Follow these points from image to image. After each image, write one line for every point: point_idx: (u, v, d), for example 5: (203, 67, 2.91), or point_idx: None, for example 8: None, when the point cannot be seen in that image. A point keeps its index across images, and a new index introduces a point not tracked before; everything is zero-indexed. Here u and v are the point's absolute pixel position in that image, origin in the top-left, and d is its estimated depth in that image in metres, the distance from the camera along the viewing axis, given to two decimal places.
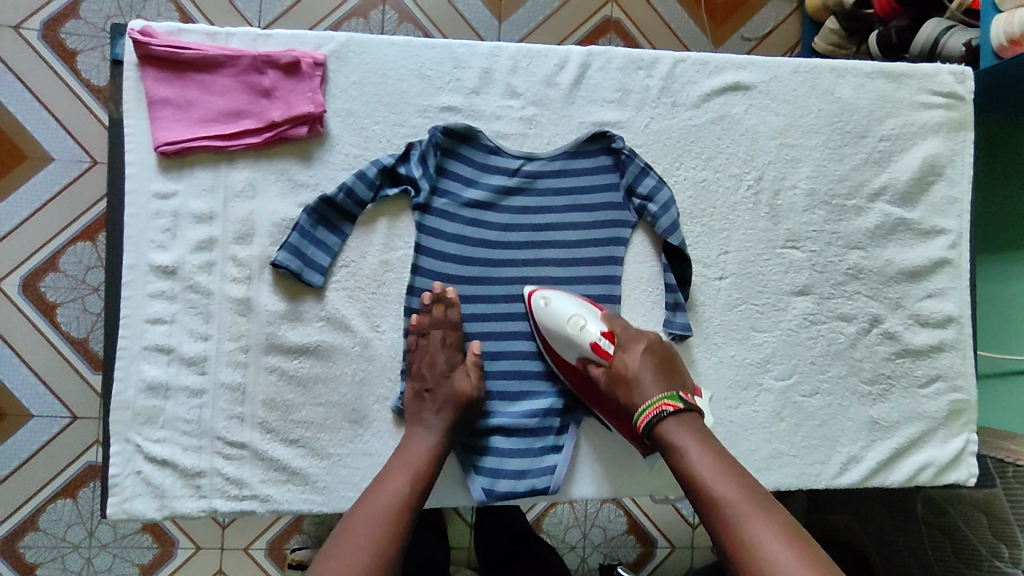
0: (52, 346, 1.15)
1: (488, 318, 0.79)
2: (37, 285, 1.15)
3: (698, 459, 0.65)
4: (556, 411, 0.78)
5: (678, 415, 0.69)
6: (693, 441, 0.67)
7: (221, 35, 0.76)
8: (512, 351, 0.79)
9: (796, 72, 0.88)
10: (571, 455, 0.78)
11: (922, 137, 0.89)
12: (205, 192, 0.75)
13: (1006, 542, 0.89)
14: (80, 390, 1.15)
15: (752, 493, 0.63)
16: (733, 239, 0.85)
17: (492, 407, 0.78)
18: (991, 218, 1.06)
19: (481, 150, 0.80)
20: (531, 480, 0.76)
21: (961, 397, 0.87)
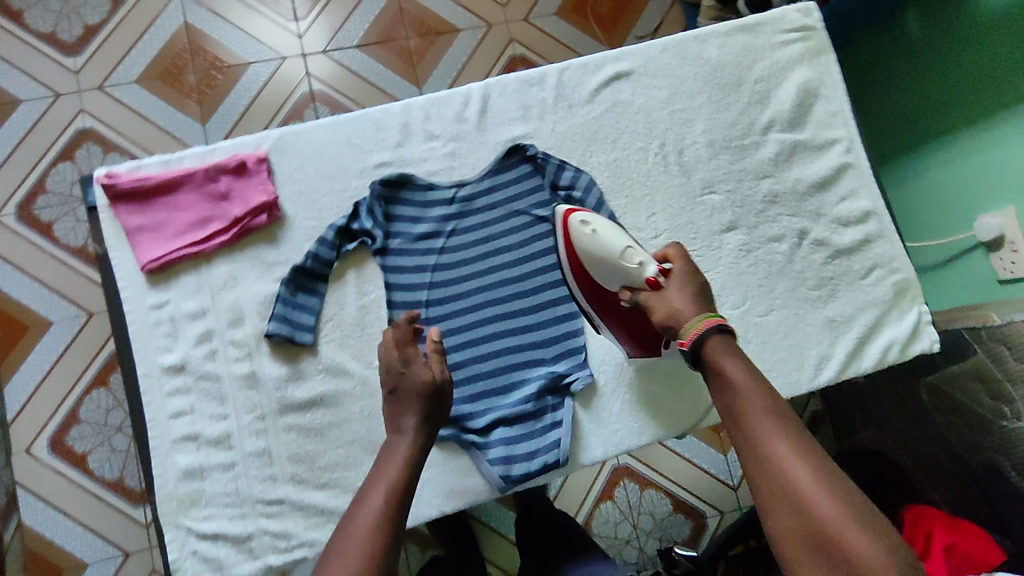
0: (90, 493, 1.23)
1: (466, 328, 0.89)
2: (64, 440, 1.24)
3: (730, 373, 0.71)
4: (546, 392, 0.87)
5: (711, 339, 0.73)
6: (729, 359, 0.71)
7: (174, 160, 0.89)
8: (493, 350, 0.89)
9: (666, 49, 1.00)
10: (572, 426, 0.87)
11: (790, 70, 1.01)
12: (193, 293, 0.86)
13: (1005, 402, 0.99)
14: (125, 525, 1.23)
15: (772, 397, 0.69)
16: (657, 201, 0.96)
17: (490, 404, 0.88)
18: None
19: (418, 190, 0.92)
20: (542, 457, 0.85)
21: (903, 276, 0.95)
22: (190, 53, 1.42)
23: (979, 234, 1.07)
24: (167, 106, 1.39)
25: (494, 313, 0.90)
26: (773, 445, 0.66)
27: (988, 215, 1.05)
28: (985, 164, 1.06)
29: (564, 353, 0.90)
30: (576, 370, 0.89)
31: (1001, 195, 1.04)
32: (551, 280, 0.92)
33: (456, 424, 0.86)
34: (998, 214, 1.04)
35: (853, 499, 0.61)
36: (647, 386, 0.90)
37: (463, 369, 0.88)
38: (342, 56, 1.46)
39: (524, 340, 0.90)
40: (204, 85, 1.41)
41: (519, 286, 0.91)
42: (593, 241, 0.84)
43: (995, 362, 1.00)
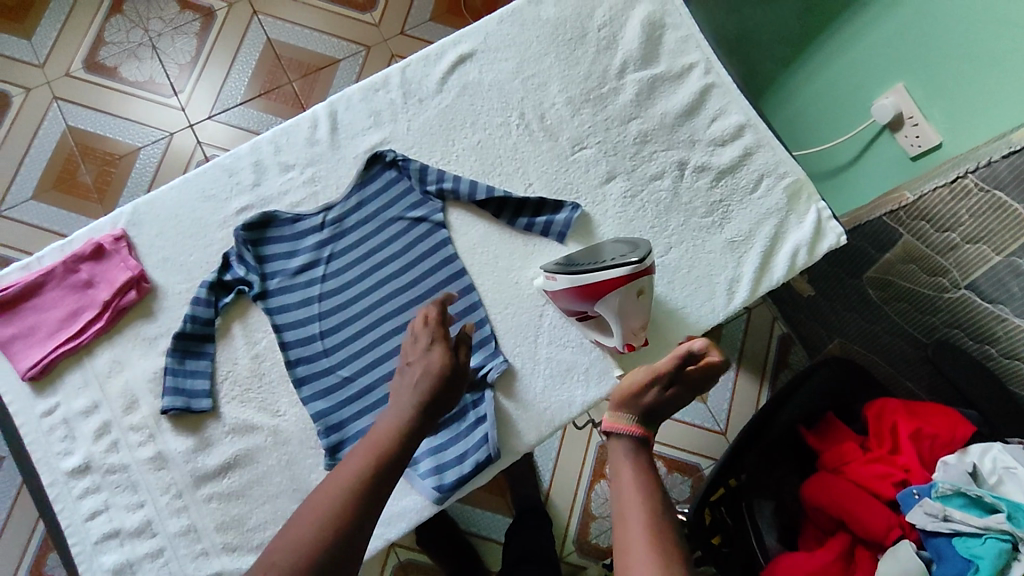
0: None
1: (365, 350, 0.85)
2: (42, 573, 1.19)
3: (622, 471, 0.66)
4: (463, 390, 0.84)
5: (624, 439, 0.68)
6: (629, 451, 0.67)
7: (33, 262, 0.86)
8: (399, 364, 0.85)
9: (504, 21, 0.98)
10: (498, 417, 0.84)
11: (631, 9, 0.99)
12: (81, 388, 0.83)
13: (943, 275, 0.94)
14: None
15: (655, 499, 0.63)
16: (530, 171, 0.93)
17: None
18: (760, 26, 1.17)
19: (285, 224, 0.89)
20: (473, 457, 0.81)
21: (792, 179, 0.93)
22: (81, 154, 1.41)
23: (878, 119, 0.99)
24: (67, 213, 1.39)
25: (392, 327, 0.87)
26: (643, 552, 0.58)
27: (880, 98, 0.98)
28: (867, 47, 1.00)
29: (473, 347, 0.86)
30: (489, 360, 0.85)
31: (886, 75, 0.98)
32: (443, 277, 0.89)
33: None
34: (890, 93, 0.97)
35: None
36: (572, 351, 0.87)
37: (373, 391, 0.84)
38: (229, 116, 1.45)
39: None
40: (102, 182, 1.40)
41: (412, 292, 0.88)
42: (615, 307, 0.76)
43: (919, 239, 0.95)
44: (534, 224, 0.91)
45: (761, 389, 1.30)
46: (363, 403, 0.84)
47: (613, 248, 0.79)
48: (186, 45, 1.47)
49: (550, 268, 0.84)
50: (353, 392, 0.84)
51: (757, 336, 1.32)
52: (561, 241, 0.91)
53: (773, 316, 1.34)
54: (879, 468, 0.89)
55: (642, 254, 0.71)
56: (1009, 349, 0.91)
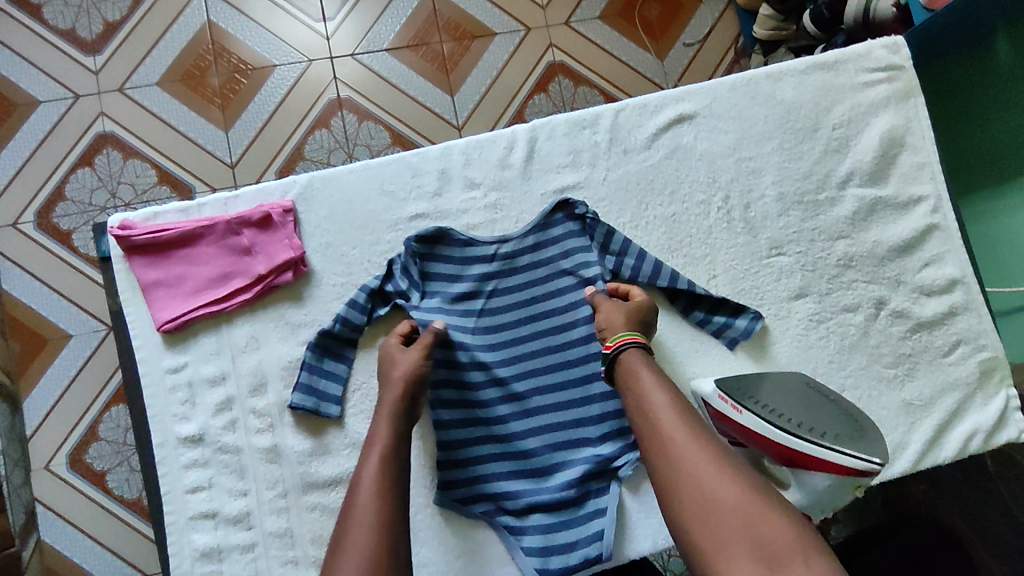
0: (109, 511, 1.20)
1: (505, 394, 0.81)
2: (83, 458, 1.21)
3: (631, 375, 0.69)
4: (589, 475, 0.79)
5: (631, 352, 0.71)
6: (646, 372, 0.69)
7: (193, 208, 0.82)
8: (533, 423, 0.81)
9: (734, 88, 0.90)
10: (617, 515, 0.79)
11: (873, 115, 0.90)
12: (213, 355, 0.79)
13: None
14: (137, 541, 1.20)
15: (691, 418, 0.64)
16: (719, 262, 0.87)
17: (529, 485, 0.80)
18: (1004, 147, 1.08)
19: (457, 246, 0.83)
20: (584, 551, 0.77)
21: (990, 354, 0.86)
22: (215, 54, 1.35)
23: None
24: (191, 112, 1.34)
25: (537, 380, 0.81)
26: (709, 472, 0.58)
27: None
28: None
29: (612, 434, 0.80)
30: (625, 453, 0.80)
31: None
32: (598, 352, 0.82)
33: (492, 503, 0.80)
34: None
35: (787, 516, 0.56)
36: None
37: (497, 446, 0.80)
38: (372, 60, 1.38)
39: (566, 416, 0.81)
40: (228, 89, 1.35)
41: (563, 355, 0.82)
42: (811, 485, 0.66)
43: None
44: (709, 322, 0.84)
45: None
46: (488, 450, 0.81)
47: (824, 408, 0.66)
48: None
49: (731, 392, 0.72)
50: (475, 441, 0.81)
51: None
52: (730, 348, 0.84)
53: None
54: None
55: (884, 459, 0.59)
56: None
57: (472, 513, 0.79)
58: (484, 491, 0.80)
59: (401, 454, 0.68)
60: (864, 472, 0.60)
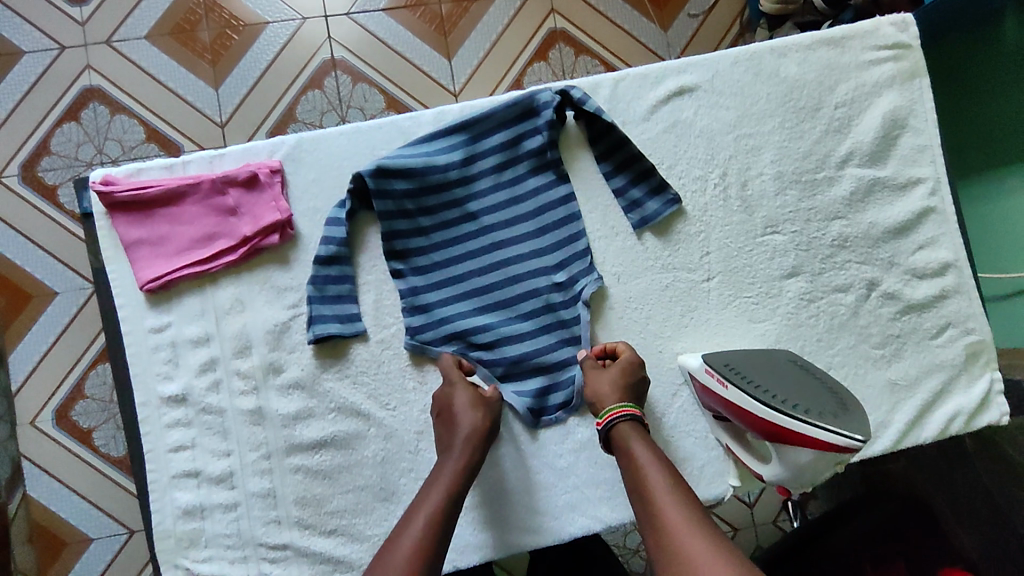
0: (96, 469, 1.20)
1: (461, 241, 0.83)
2: (70, 414, 1.20)
3: (635, 447, 0.72)
4: (554, 305, 0.83)
5: (628, 423, 0.74)
6: (639, 444, 0.72)
7: (178, 165, 0.79)
8: (499, 276, 0.83)
9: (737, 62, 0.88)
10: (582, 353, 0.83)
11: (877, 95, 0.88)
12: (197, 316, 0.78)
13: None
14: (114, 493, 1.20)
15: (688, 496, 0.67)
16: (712, 239, 0.86)
17: (495, 319, 0.82)
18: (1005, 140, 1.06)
19: (422, 144, 0.82)
20: (556, 376, 0.82)
21: (977, 339, 0.86)
22: (205, 8, 1.31)
23: None
24: (180, 66, 1.30)
25: (493, 226, 0.84)
26: (692, 537, 0.61)
27: None
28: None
29: (570, 259, 0.84)
30: (583, 275, 0.84)
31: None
32: (562, 230, 0.85)
33: (461, 340, 0.81)
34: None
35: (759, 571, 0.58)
36: (693, 441, 0.83)
37: (463, 302, 0.82)
38: (368, 21, 1.34)
39: (525, 250, 0.83)
40: (219, 46, 1.31)
41: (534, 241, 0.84)
42: (793, 461, 0.65)
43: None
44: (624, 195, 0.86)
45: None
46: (449, 274, 0.83)
47: (811, 385, 0.67)
48: None
49: (717, 367, 0.73)
50: (442, 305, 0.82)
51: None
52: (637, 227, 0.85)
53: None
54: None
55: (868, 437, 0.60)
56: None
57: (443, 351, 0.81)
58: (450, 330, 0.81)
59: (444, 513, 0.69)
60: (844, 450, 0.60)
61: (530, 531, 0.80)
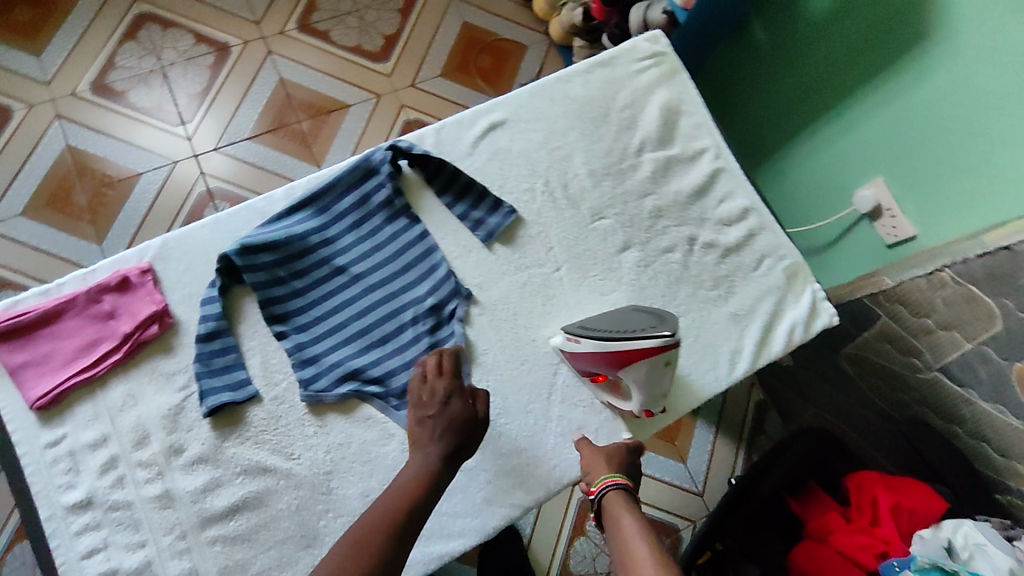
0: None
1: (336, 293, 0.91)
2: None
3: (617, 510, 0.76)
4: (434, 328, 0.91)
5: (611, 495, 0.78)
6: (628, 515, 0.75)
7: (53, 288, 0.86)
8: (378, 316, 0.91)
9: (533, 95, 1.05)
10: (467, 357, 0.91)
11: (651, 94, 1.07)
12: (91, 420, 0.82)
13: (914, 355, 1.09)
14: None
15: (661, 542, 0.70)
16: (552, 236, 0.98)
17: (383, 353, 0.89)
18: (789, 111, 1.33)
19: (280, 219, 0.91)
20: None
21: (791, 261, 1.00)
22: (76, 173, 1.41)
23: (859, 208, 1.20)
24: (61, 233, 1.37)
25: (362, 273, 0.92)
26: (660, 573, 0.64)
27: (863, 188, 1.19)
28: (843, 146, 1.22)
29: (437, 283, 0.93)
30: (453, 295, 0.93)
31: (870, 167, 1.17)
32: (425, 263, 0.94)
33: (355, 379, 0.87)
34: (871, 185, 1.18)
35: None
36: (583, 411, 0.91)
37: (350, 345, 0.89)
38: (235, 150, 1.47)
39: (395, 288, 0.92)
40: (96, 204, 1.40)
41: (402, 278, 0.93)
42: (639, 379, 0.79)
43: (897, 321, 1.10)
44: (468, 217, 0.98)
45: (738, 452, 1.45)
46: (331, 325, 0.89)
47: (636, 316, 0.81)
48: (198, 77, 1.49)
49: (573, 330, 0.85)
50: (331, 354, 0.88)
51: (735, 402, 1.48)
52: (487, 240, 0.97)
53: (751, 383, 1.50)
54: (862, 538, 0.99)
55: (673, 331, 0.74)
56: (1004, 449, 1.00)
57: (340, 392, 0.86)
58: (343, 372, 0.87)
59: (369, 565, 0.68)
60: (664, 348, 0.74)
61: (455, 537, 0.84)
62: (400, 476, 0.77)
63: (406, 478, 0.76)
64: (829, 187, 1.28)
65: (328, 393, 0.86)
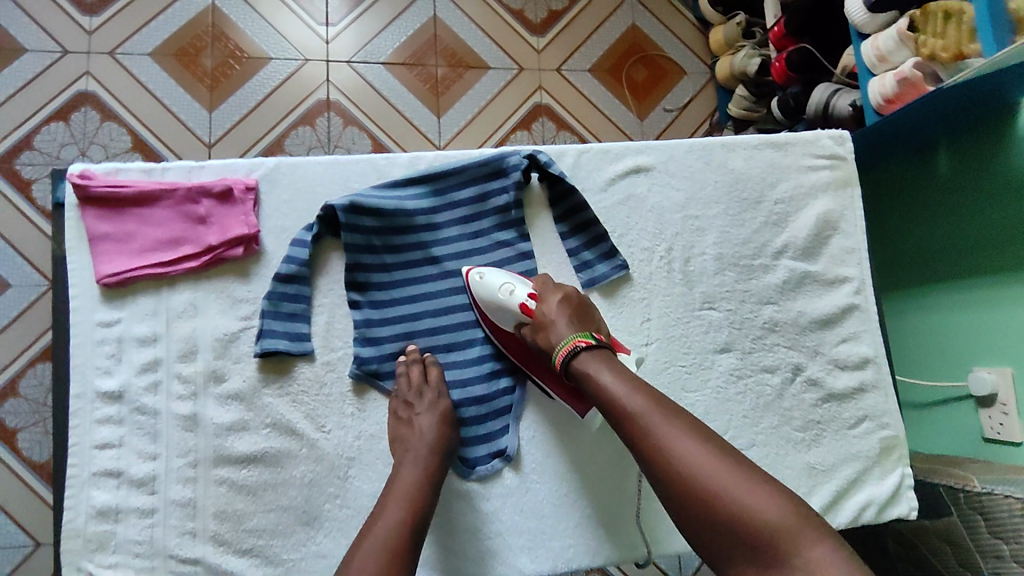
0: (11, 472, 1.15)
1: (422, 282, 0.86)
2: None
3: (601, 374, 0.70)
4: (506, 355, 0.86)
5: (579, 356, 0.73)
6: (605, 369, 0.70)
7: (157, 170, 0.83)
8: (453, 321, 0.86)
9: (691, 150, 0.96)
10: (523, 398, 0.85)
11: (814, 197, 0.97)
12: (148, 316, 0.80)
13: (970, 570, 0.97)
14: (19, 490, 1.15)
15: (668, 407, 0.65)
16: (653, 307, 0.91)
17: (445, 361, 0.85)
18: (937, 257, 1.16)
19: (394, 187, 0.87)
20: (494, 426, 0.84)
21: (891, 433, 0.91)
22: (212, 37, 1.37)
23: (972, 387, 1.06)
24: (177, 86, 1.34)
25: (454, 272, 0.87)
26: (690, 450, 0.61)
27: (983, 368, 1.05)
28: (983, 319, 1.06)
29: None
30: None
31: (998, 352, 1.03)
32: None
33: None
34: (994, 370, 1.04)
35: (775, 485, 0.59)
36: (618, 499, 0.84)
37: (415, 340, 0.84)
38: (366, 70, 1.42)
39: None
40: (219, 73, 1.36)
41: None
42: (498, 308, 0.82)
43: (968, 529, 0.96)
44: (576, 256, 0.91)
45: None
46: (404, 312, 0.85)
47: None
48: None
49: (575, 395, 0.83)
50: (395, 342, 0.84)
51: None
52: (587, 286, 0.90)
53: None
54: None
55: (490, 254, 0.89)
56: None
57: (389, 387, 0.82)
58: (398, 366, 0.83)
59: (403, 558, 0.66)
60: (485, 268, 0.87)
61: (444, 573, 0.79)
62: (398, 477, 0.74)
63: (406, 481, 0.73)
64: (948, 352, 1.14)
65: (379, 381, 0.82)
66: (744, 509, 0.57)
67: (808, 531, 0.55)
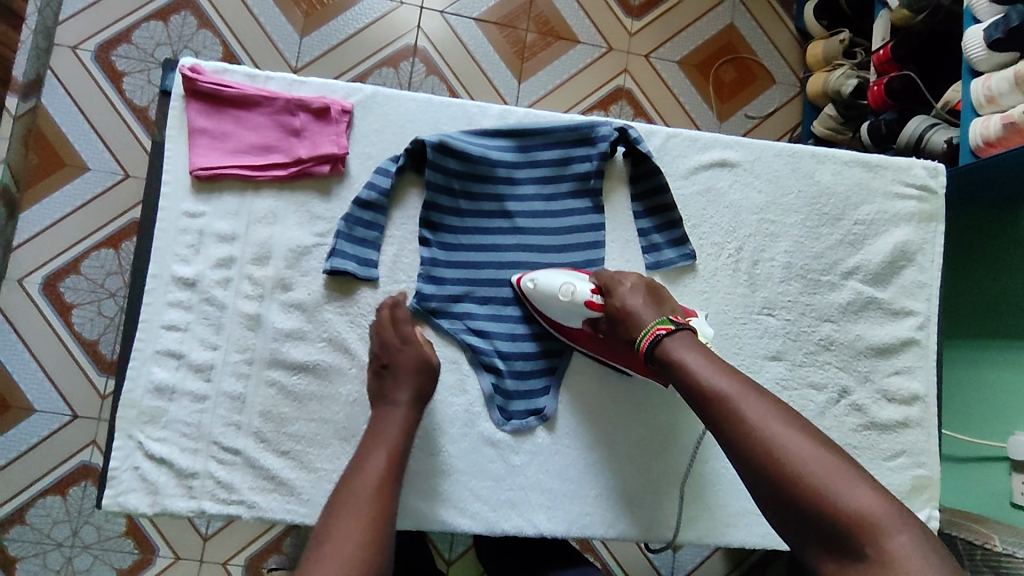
0: (65, 346, 1.21)
1: (491, 233, 0.87)
2: (58, 284, 1.22)
3: (686, 355, 0.70)
4: None
5: (666, 343, 0.73)
6: (693, 350, 0.71)
7: (260, 77, 0.85)
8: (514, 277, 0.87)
9: (780, 155, 0.95)
10: (566, 364, 0.87)
11: (895, 225, 0.95)
12: (230, 215, 0.82)
13: None
14: (67, 363, 1.21)
15: (757, 391, 0.66)
16: (712, 302, 0.91)
17: (499, 313, 0.86)
18: (1005, 313, 1.13)
19: (482, 136, 0.87)
20: (535, 385, 0.86)
21: (925, 473, 0.90)
22: None
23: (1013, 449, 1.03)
24: (274, 7, 1.36)
25: (524, 230, 0.88)
26: (779, 434, 0.61)
27: None
28: None
29: None
30: None
31: None
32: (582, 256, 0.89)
33: (460, 321, 0.85)
34: None
35: (866, 476, 0.59)
36: (642, 480, 0.85)
37: (474, 287, 0.86)
38: (457, 23, 1.42)
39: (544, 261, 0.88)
40: (317, 1, 1.38)
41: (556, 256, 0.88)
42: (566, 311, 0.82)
43: None
44: (645, 236, 0.91)
45: None
46: (469, 259, 0.86)
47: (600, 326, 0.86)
48: None
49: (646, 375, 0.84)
50: (455, 285, 0.85)
51: None
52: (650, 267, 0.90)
53: None
54: None
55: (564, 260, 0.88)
56: None
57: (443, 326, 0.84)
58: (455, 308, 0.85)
59: (385, 500, 0.66)
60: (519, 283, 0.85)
61: (464, 514, 0.81)
62: (376, 428, 0.73)
63: (388, 431, 0.73)
64: (994, 412, 1.11)
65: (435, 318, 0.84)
66: (832, 497, 0.57)
67: (897, 521, 0.55)
